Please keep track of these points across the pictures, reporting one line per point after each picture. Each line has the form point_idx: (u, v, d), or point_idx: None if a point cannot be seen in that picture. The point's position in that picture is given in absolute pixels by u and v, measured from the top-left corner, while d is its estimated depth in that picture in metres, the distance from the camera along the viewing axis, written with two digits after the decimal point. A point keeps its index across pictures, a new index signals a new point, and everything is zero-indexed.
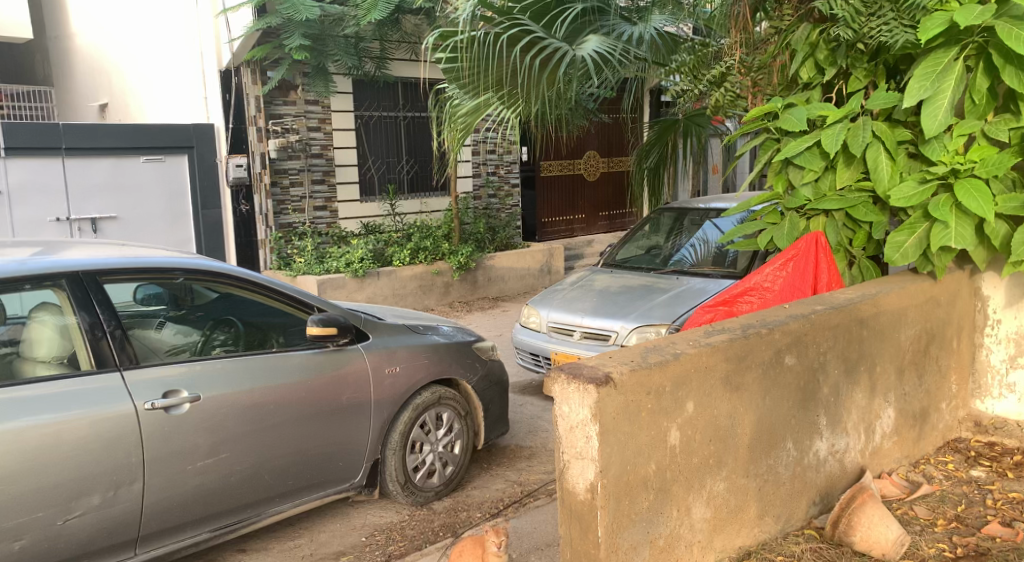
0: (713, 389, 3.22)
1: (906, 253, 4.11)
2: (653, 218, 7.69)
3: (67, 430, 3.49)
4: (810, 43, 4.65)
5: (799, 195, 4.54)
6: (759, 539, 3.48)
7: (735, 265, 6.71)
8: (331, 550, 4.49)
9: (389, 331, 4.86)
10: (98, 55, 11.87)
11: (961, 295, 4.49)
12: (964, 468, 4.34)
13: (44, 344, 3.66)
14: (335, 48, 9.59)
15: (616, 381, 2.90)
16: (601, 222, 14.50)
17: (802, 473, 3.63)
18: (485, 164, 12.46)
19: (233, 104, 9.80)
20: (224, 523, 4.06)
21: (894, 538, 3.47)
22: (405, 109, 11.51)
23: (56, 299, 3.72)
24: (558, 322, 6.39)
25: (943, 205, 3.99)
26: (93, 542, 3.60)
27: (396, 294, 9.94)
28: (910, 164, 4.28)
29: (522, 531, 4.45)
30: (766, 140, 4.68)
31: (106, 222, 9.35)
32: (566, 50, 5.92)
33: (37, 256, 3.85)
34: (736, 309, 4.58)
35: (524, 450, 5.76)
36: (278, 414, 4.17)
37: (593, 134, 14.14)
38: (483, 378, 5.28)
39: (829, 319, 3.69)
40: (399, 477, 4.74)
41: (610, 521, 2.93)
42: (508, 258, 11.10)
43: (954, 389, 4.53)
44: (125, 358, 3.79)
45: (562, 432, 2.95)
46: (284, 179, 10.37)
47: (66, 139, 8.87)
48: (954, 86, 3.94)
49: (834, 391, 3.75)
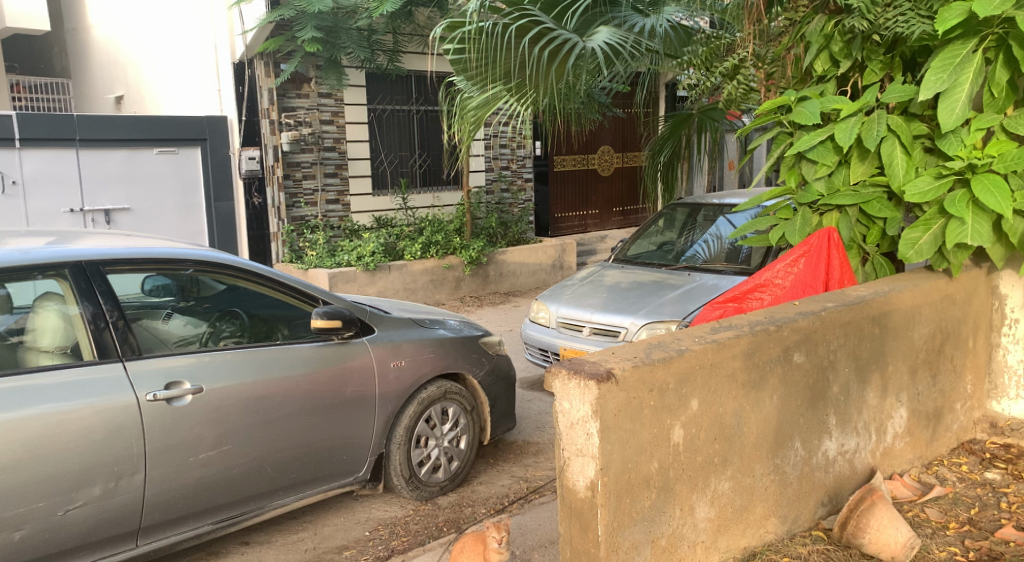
0: (720, 385, 3.16)
1: (921, 250, 4.01)
2: (668, 212, 7.56)
3: (69, 421, 3.47)
4: (824, 34, 4.55)
5: (812, 190, 4.45)
6: (765, 540, 3.41)
7: (748, 261, 6.61)
8: (334, 544, 4.46)
9: (395, 324, 4.82)
10: (113, 47, 11.91)
11: (978, 293, 4.40)
12: (978, 470, 4.25)
13: (48, 334, 3.63)
14: (348, 41, 9.53)
15: (618, 377, 2.84)
16: (614, 217, 14.43)
17: (810, 473, 3.56)
18: (497, 159, 12.51)
19: (246, 96, 9.82)
20: (227, 515, 4.04)
21: (906, 541, 3.38)
22: (417, 102, 11.43)
23: (59, 289, 3.70)
24: (567, 317, 6.33)
25: (960, 200, 3.89)
26: (94, 533, 3.58)
27: (407, 288, 9.91)
28: (925, 159, 4.18)
29: (526, 528, 4.40)
30: (779, 133, 4.60)
31: (119, 214, 9.36)
32: (576, 41, 5.85)
33: (45, 245, 3.84)
34: (746, 306, 4.51)
35: (532, 446, 5.71)
36: (283, 406, 4.14)
37: (609, 128, 14.06)
38: (490, 372, 5.23)
39: (840, 316, 3.61)
40: (403, 471, 4.69)
41: (611, 520, 2.87)
42: (520, 253, 11.03)
43: (969, 389, 4.44)
44: (128, 349, 3.76)
45: (562, 428, 2.90)
46: (296, 172, 10.36)
47: (79, 130, 8.89)
48: (972, 79, 3.84)
49: (844, 391, 3.67)
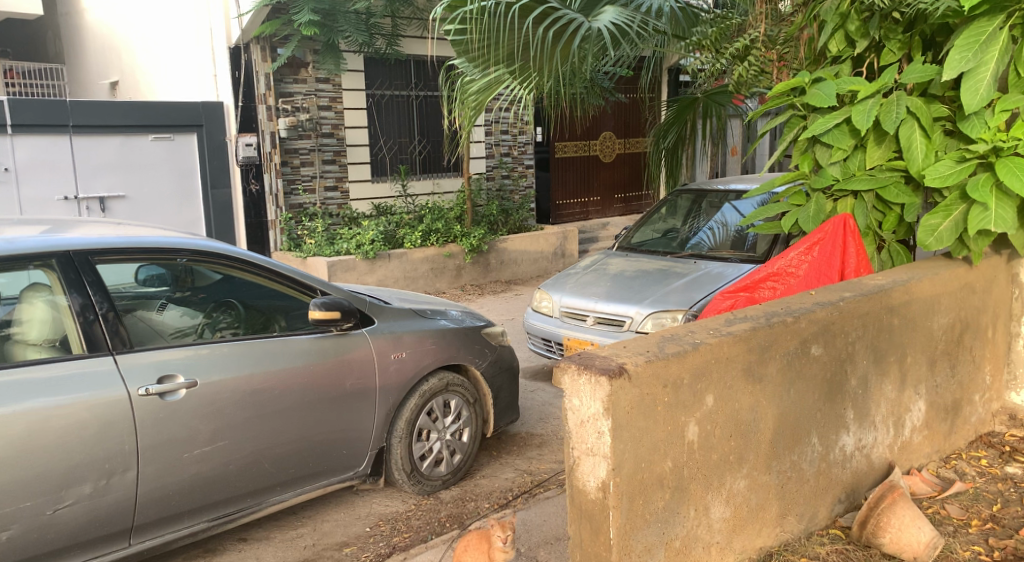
0: (735, 380, 3.01)
1: (941, 237, 3.87)
2: (671, 200, 7.40)
3: (57, 417, 3.33)
4: (840, 13, 4.34)
5: (827, 174, 4.29)
6: (781, 540, 3.28)
7: (755, 249, 6.46)
8: (334, 540, 4.33)
9: (395, 315, 4.68)
10: (107, 32, 11.73)
11: (998, 281, 4.26)
12: (998, 463, 4.10)
13: (36, 325, 3.50)
14: (346, 25, 9.30)
15: (630, 372, 2.70)
16: (617, 204, 14.26)
17: (827, 469, 3.42)
18: (498, 145, 12.33)
19: (242, 81, 9.65)
20: (223, 512, 3.91)
21: (928, 540, 3.25)
22: (416, 87, 11.22)
23: (46, 279, 3.55)
24: (570, 306, 6.18)
25: (983, 185, 3.74)
26: (85, 533, 3.45)
27: (407, 276, 9.78)
28: (946, 143, 4.02)
29: (531, 524, 4.27)
30: (792, 117, 4.48)
31: (114, 202, 9.21)
32: (581, 21, 5.62)
33: (37, 234, 3.69)
34: (758, 295, 4.40)
35: (535, 438, 5.58)
36: (281, 400, 4.00)
37: (610, 114, 13.86)
38: (493, 364, 5.09)
39: (858, 306, 3.47)
40: (405, 466, 4.56)
41: (623, 522, 2.73)
42: (521, 241, 10.87)
43: (987, 380, 4.31)
44: (118, 342, 3.61)
45: (572, 426, 2.76)
46: (294, 159, 10.18)
47: (73, 116, 8.72)
48: (998, 58, 3.69)
49: (862, 383, 3.53)
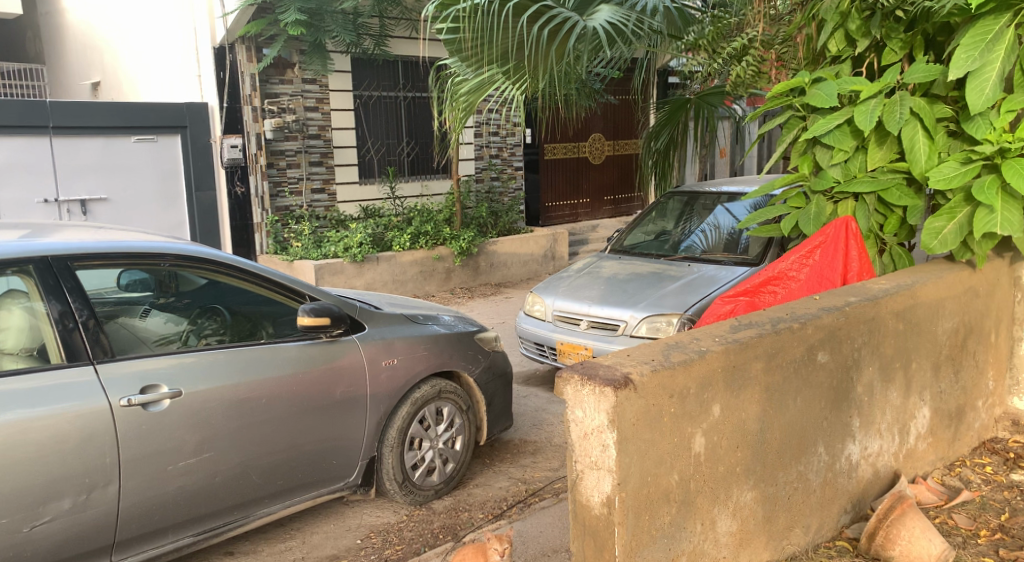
0: (741, 389, 2.92)
1: (945, 240, 3.79)
2: (661, 203, 7.30)
3: (34, 429, 3.19)
4: (840, 12, 4.27)
5: (827, 176, 4.20)
6: (788, 552, 3.18)
7: (747, 252, 6.37)
8: (324, 553, 4.21)
9: (387, 320, 4.55)
10: (88, 31, 11.54)
11: (1000, 284, 4.19)
12: (1002, 471, 4.02)
13: (13, 334, 3.37)
14: (332, 24, 9.17)
15: (636, 383, 2.60)
16: (606, 206, 14.16)
17: (833, 479, 3.33)
18: (488, 147, 12.20)
19: (227, 82, 9.48)
20: (209, 526, 3.77)
21: (939, 553, 3.17)
22: (405, 88, 11.12)
23: (23, 286, 3.41)
24: (563, 311, 6.08)
25: (990, 187, 3.65)
26: (64, 550, 3.30)
27: (396, 280, 9.65)
28: (950, 144, 3.95)
29: (528, 535, 4.16)
30: (791, 117, 4.36)
31: (96, 204, 9.03)
32: (576, 20, 5.47)
33: (16, 238, 3.54)
34: (758, 300, 4.22)
35: (529, 445, 5.47)
36: (269, 410, 3.87)
37: (600, 115, 13.78)
38: (486, 370, 4.97)
39: (863, 312, 3.38)
40: (397, 475, 4.44)
41: (628, 539, 2.63)
42: (511, 243, 10.75)
43: (991, 385, 4.23)
44: (99, 351, 3.47)
45: (575, 439, 2.66)
46: (280, 161, 10.03)
47: (53, 117, 8.54)
48: (1006, 56, 3.62)
49: (868, 391, 3.44)
